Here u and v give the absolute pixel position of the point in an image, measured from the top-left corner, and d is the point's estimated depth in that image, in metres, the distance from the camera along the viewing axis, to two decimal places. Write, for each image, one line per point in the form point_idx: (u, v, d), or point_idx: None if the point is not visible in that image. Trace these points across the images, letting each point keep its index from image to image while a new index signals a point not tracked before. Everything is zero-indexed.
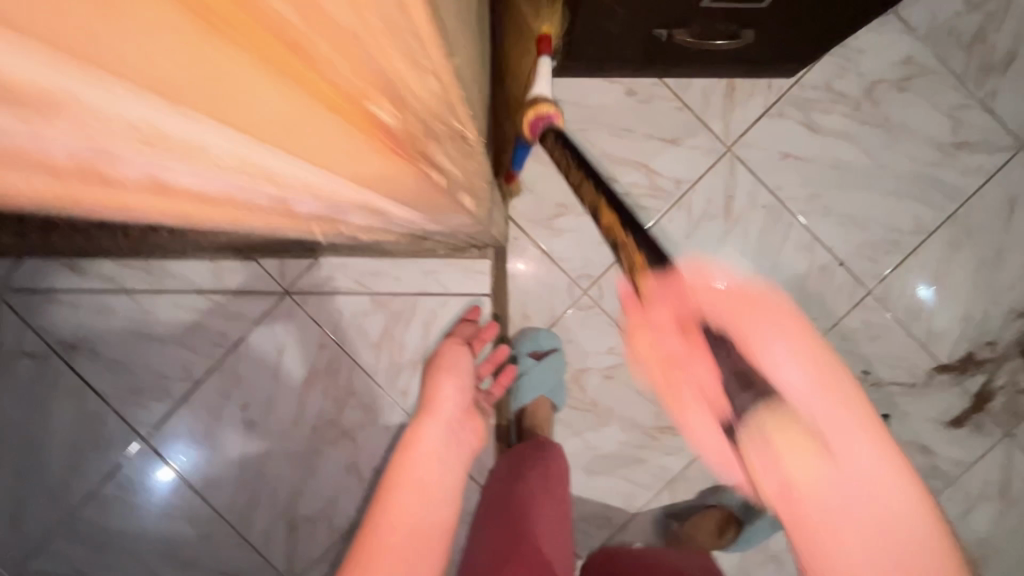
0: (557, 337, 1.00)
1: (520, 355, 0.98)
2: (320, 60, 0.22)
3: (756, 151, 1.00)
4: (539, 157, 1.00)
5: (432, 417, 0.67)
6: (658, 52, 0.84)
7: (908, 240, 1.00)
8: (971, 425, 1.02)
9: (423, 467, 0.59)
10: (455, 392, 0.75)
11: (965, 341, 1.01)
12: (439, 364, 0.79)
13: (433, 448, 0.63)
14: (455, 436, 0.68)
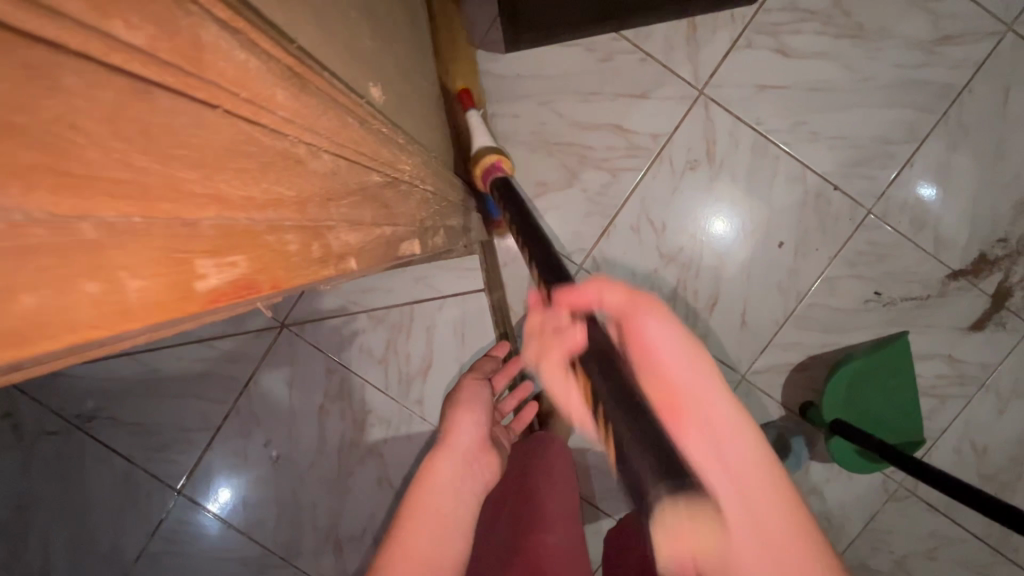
0: None
1: (528, 342, 0.98)
2: (59, 312, 0.16)
3: (730, 89, 0.96)
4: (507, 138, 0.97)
5: (447, 451, 0.63)
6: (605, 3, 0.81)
7: (902, 150, 0.96)
8: (993, 325, 0.99)
9: (437, 499, 0.57)
10: (472, 426, 0.69)
11: (976, 243, 0.98)
12: (454, 398, 0.73)
13: (449, 482, 0.60)
14: (472, 472, 0.64)
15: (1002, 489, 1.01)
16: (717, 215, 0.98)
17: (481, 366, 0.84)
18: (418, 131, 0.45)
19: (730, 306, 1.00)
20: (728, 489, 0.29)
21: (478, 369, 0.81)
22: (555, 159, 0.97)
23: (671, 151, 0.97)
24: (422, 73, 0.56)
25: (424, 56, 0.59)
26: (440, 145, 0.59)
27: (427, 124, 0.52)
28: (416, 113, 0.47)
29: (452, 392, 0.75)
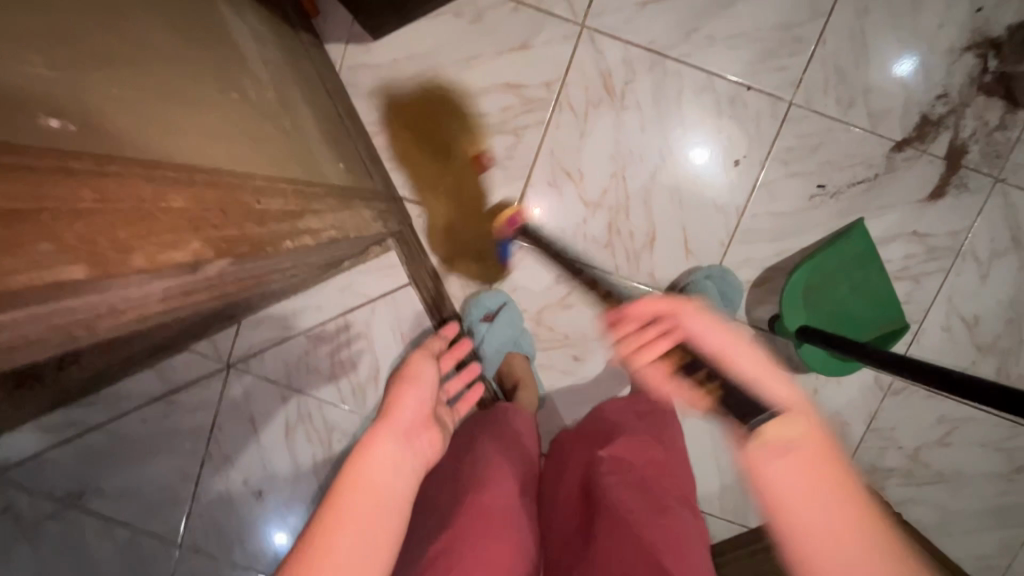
0: (501, 292, 0.96)
1: (473, 324, 0.95)
2: None
3: (612, 15, 0.90)
4: (403, 127, 0.95)
5: (387, 425, 0.57)
6: None
7: (809, 30, 0.89)
8: (954, 189, 0.92)
9: (371, 474, 0.50)
10: (416, 402, 0.65)
11: (915, 107, 0.90)
12: (401, 373, 0.71)
13: (389, 457, 0.53)
14: (415, 446, 0.58)
15: (1002, 356, 0.95)
16: (631, 149, 0.94)
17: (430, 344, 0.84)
18: (197, 144, 0.45)
19: (671, 238, 0.95)
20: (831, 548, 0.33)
21: (426, 348, 0.81)
22: (455, 135, 0.95)
23: (568, 94, 0.92)
24: (234, 86, 0.56)
25: (232, 68, 0.57)
26: (273, 155, 0.58)
27: (231, 135, 0.51)
28: (204, 128, 0.47)
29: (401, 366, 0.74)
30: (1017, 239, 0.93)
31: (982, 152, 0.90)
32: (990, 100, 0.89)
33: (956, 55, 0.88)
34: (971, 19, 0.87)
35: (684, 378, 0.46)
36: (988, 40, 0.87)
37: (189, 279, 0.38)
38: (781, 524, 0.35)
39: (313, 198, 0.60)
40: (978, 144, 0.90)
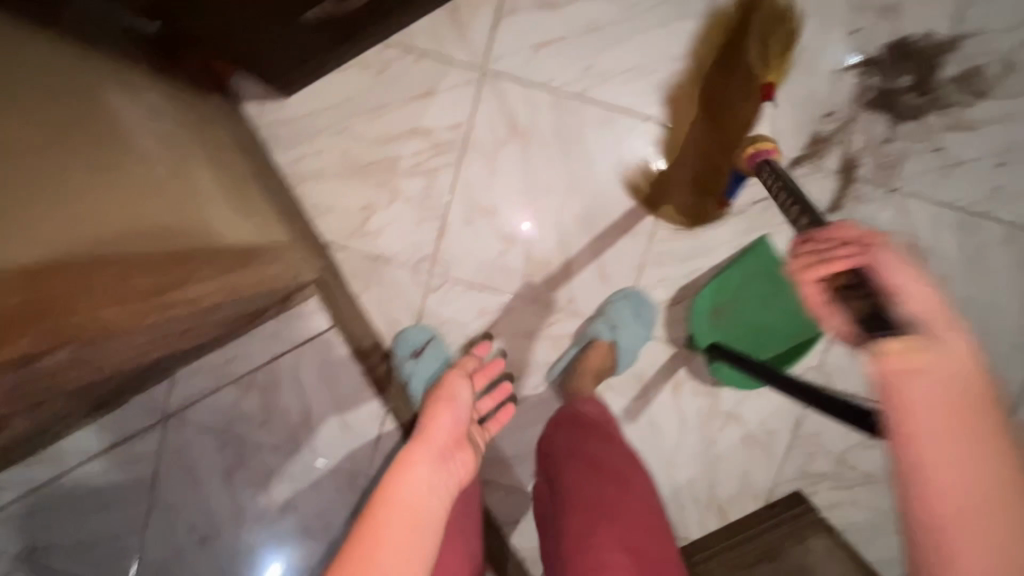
0: (426, 327, 0.99)
1: (401, 359, 0.98)
2: None
3: (509, 58, 0.95)
4: (322, 176, 0.99)
5: (422, 443, 0.60)
6: (352, 28, 0.82)
7: (697, 60, 0.93)
8: (853, 200, 0.95)
9: (411, 488, 0.52)
10: (451, 424, 0.67)
11: (806, 126, 0.94)
12: (436, 395, 0.73)
13: (421, 479, 0.54)
14: (447, 464, 0.60)
15: None
16: (539, 181, 0.98)
17: (463, 366, 0.85)
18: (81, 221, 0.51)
19: (585, 263, 0.99)
20: (925, 424, 0.34)
21: (460, 368, 0.80)
22: (372, 180, 0.99)
23: (476, 136, 0.97)
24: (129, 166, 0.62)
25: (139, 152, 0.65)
26: (172, 216, 0.66)
27: (119, 209, 0.57)
28: (88, 207, 0.53)
29: (436, 389, 0.75)
30: (919, 243, 0.96)
31: (875, 163, 0.94)
32: (877, 114, 0.93)
33: (839, 74, 0.92)
34: (848, 40, 0.91)
35: (904, 270, 0.56)
36: (868, 59, 0.92)
37: (38, 361, 0.44)
38: (893, 401, 0.35)
39: (225, 258, 0.72)
40: (870, 156, 0.94)
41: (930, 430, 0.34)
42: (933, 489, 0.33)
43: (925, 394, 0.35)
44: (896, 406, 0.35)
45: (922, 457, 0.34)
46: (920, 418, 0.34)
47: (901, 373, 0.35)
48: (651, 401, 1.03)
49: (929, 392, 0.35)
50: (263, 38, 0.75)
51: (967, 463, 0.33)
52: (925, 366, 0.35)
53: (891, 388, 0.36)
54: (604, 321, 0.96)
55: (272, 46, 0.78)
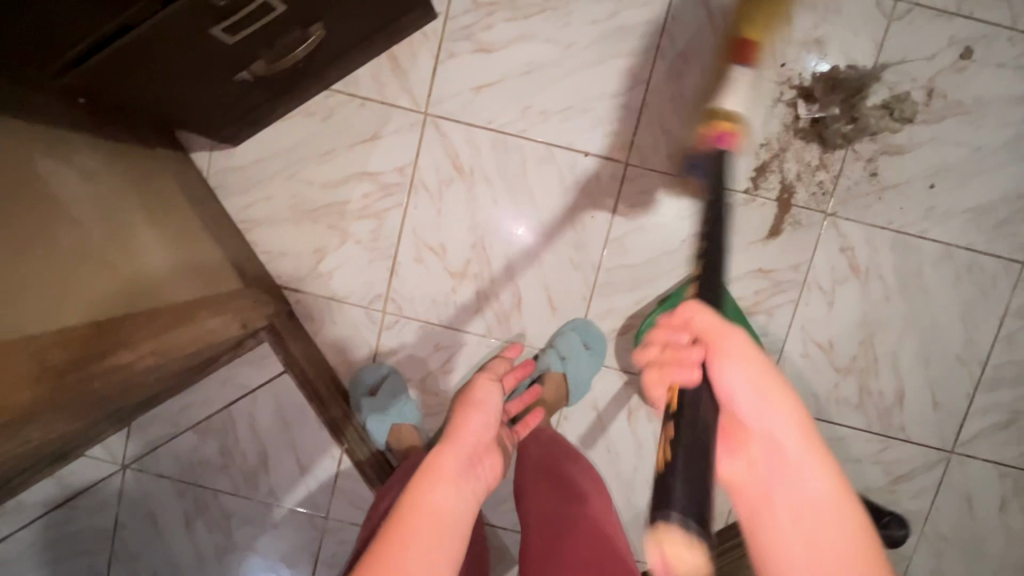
0: (382, 364, 1.01)
1: (357, 396, 0.99)
2: None
3: (450, 101, 0.97)
4: (273, 221, 1.01)
5: (450, 446, 0.64)
6: (288, 79, 0.85)
7: (632, 96, 0.96)
8: (790, 226, 0.98)
9: (440, 498, 0.55)
10: (480, 425, 0.71)
11: (742, 156, 0.97)
12: (465, 399, 0.76)
13: (446, 485, 0.58)
14: (474, 466, 0.64)
15: (859, 375, 1.01)
16: (486, 220, 1.00)
17: (494, 367, 0.88)
18: (32, 322, 0.55)
19: (534, 298, 1.01)
20: (799, 537, 0.45)
21: (490, 371, 0.85)
22: (322, 223, 1.01)
23: (421, 177, 0.99)
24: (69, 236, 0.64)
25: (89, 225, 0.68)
26: (118, 285, 0.69)
27: (64, 291, 0.60)
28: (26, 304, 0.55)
29: (466, 391, 0.78)
30: (855, 265, 0.99)
31: (808, 190, 0.97)
32: (808, 143, 0.96)
33: (770, 106, 0.95)
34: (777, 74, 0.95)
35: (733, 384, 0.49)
36: (797, 91, 0.95)
37: None
38: (772, 514, 0.47)
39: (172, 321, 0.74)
40: (804, 185, 0.97)
41: (800, 530, 0.45)
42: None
43: (789, 498, 0.46)
44: (772, 519, 0.47)
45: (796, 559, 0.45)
46: (790, 527, 0.46)
47: (780, 481, 0.47)
48: (606, 429, 1.04)
49: (793, 508, 0.46)
50: (200, 100, 0.78)
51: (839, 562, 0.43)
52: (798, 478, 0.46)
53: (762, 498, 0.47)
54: (555, 351, 0.98)
55: (209, 105, 0.81)
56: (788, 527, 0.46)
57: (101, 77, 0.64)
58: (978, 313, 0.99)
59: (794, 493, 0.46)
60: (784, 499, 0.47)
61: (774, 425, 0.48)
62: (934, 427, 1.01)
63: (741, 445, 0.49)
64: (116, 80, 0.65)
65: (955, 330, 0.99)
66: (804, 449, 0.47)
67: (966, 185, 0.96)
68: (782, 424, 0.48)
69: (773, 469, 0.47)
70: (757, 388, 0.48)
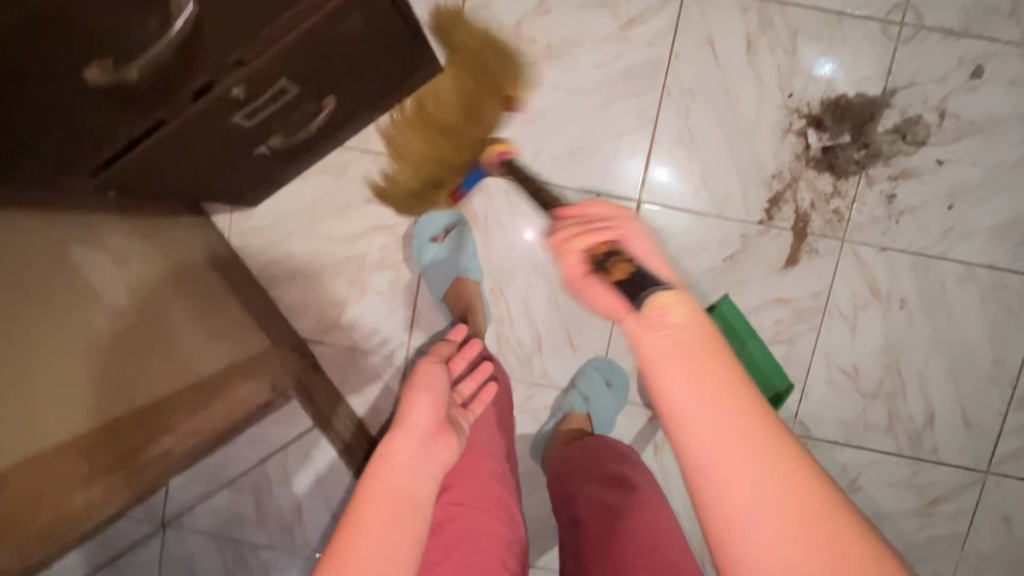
0: (458, 212, 0.99)
1: (424, 243, 0.99)
2: None
3: None
4: (294, 277, 1.03)
5: (402, 431, 0.59)
6: (300, 148, 0.88)
7: (640, 136, 0.96)
8: (807, 254, 0.98)
9: (396, 481, 0.51)
10: (430, 408, 0.67)
11: (753, 188, 0.97)
12: (414, 383, 0.72)
13: (404, 464, 0.54)
14: (429, 448, 0.59)
15: (886, 399, 1.00)
16: (501, 265, 1.01)
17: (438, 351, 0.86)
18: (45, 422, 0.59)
19: (555, 338, 1.02)
20: (709, 451, 0.32)
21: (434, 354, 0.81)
22: (343, 277, 1.03)
23: (437, 227, 1.01)
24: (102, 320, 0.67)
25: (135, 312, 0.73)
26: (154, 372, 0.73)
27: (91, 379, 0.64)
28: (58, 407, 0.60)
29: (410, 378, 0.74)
30: (876, 289, 0.98)
31: (823, 219, 0.97)
32: (820, 172, 0.95)
33: (780, 137, 0.95)
34: (785, 104, 0.94)
35: (604, 288, 0.42)
36: (806, 120, 0.95)
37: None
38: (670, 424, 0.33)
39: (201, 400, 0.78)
40: (819, 213, 0.97)
41: (704, 433, 0.32)
42: (729, 511, 0.31)
43: (688, 397, 0.33)
44: (672, 428, 0.33)
45: (715, 487, 0.32)
46: (706, 441, 0.32)
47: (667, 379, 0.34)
48: None
49: (700, 396, 0.33)
50: (216, 179, 0.81)
51: (750, 474, 0.31)
52: (697, 363, 0.34)
53: (665, 398, 0.34)
54: (577, 391, 1.00)
55: (227, 181, 0.84)
56: (699, 437, 0.32)
57: (126, 178, 0.67)
58: (1007, 332, 0.98)
59: (687, 373, 0.34)
60: (684, 394, 0.33)
61: (711, 430, 0.32)
62: (966, 448, 1.00)
63: (660, 360, 0.35)
64: (140, 175, 0.68)
65: (983, 351, 0.98)
66: (715, 353, 0.34)
67: (985, 203, 0.95)
68: (722, 423, 0.32)
69: (656, 356, 0.35)
70: (709, 367, 0.34)
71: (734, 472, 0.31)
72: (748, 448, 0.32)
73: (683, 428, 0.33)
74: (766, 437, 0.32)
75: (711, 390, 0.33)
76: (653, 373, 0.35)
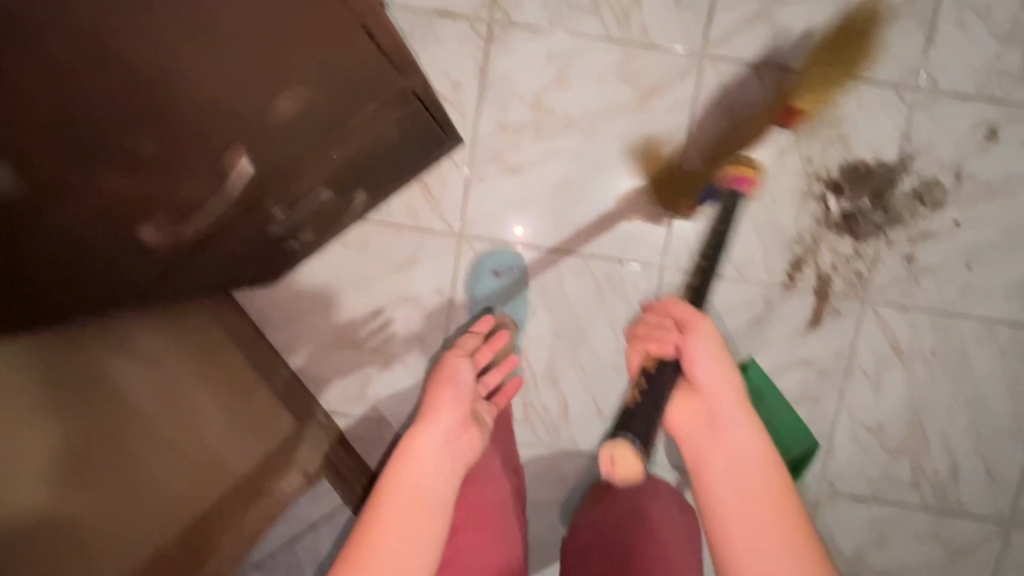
0: (515, 251, 0.99)
1: (482, 272, 1.00)
2: None
3: (482, 223, 0.99)
4: (317, 351, 1.02)
5: (426, 426, 0.68)
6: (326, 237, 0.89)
7: (662, 203, 0.97)
8: (829, 315, 0.99)
9: (425, 477, 0.60)
10: (454, 403, 0.75)
11: (775, 252, 0.97)
12: (437, 379, 0.80)
13: (429, 456, 0.64)
14: (451, 445, 0.68)
15: (911, 455, 1.01)
16: (526, 332, 1.01)
17: (465, 344, 0.91)
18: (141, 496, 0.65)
19: (582, 404, 1.02)
20: (728, 495, 0.52)
21: (460, 348, 0.89)
22: (367, 349, 1.02)
23: (461, 298, 1.00)
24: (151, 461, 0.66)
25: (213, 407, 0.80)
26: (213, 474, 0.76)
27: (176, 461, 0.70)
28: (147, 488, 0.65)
29: (434, 373, 0.83)
30: (897, 348, 0.99)
31: (845, 280, 0.98)
32: (840, 235, 0.96)
33: (799, 202, 0.96)
34: (804, 169, 0.95)
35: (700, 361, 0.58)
36: (825, 185, 0.96)
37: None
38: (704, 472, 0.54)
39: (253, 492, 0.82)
40: (839, 275, 0.98)
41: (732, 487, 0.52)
42: (740, 535, 0.50)
43: (720, 462, 0.54)
44: (706, 479, 0.54)
45: (729, 519, 0.51)
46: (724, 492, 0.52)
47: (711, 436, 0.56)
48: None
49: (730, 463, 0.53)
50: (250, 275, 0.82)
51: (761, 519, 0.50)
52: (729, 437, 0.55)
53: (701, 455, 0.55)
54: (606, 450, 1.04)
55: (258, 274, 0.85)
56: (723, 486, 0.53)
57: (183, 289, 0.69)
58: None
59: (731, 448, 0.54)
60: (720, 457, 0.54)
61: (717, 450, 0.54)
62: (990, 499, 1.02)
63: (711, 438, 0.55)
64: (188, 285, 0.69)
65: (1004, 405, 1.00)
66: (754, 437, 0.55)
67: (1001, 262, 0.97)
68: (730, 446, 0.54)
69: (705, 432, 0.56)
70: (750, 451, 0.54)
71: (744, 508, 0.51)
72: (742, 461, 0.53)
73: (713, 475, 0.54)
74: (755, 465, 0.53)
75: (738, 459, 0.54)
76: (701, 445, 0.56)
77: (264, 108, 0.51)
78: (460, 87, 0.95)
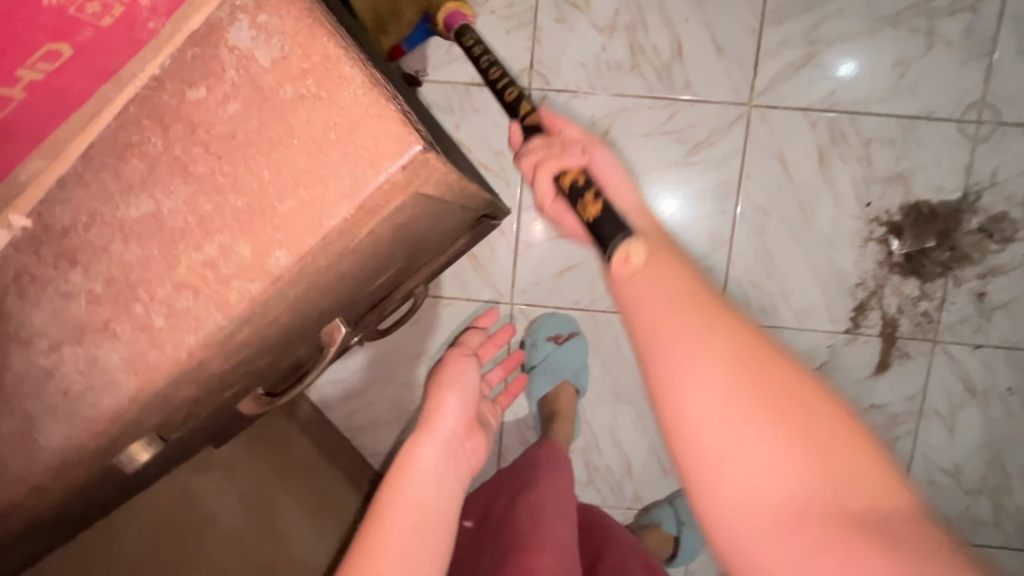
0: (569, 317, 0.98)
1: (538, 343, 0.96)
2: None
3: (532, 289, 0.98)
4: (377, 424, 1.02)
5: (429, 434, 0.67)
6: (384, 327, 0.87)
7: (715, 257, 0.94)
8: (897, 358, 0.96)
9: (420, 494, 0.59)
10: (458, 407, 0.73)
11: (837, 298, 0.95)
12: (439, 377, 0.76)
13: (429, 468, 0.63)
14: (455, 455, 0.67)
15: (992, 495, 0.98)
16: (585, 396, 0.99)
17: (470, 341, 0.88)
18: None
19: (645, 462, 1.01)
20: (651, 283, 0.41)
21: (463, 345, 0.85)
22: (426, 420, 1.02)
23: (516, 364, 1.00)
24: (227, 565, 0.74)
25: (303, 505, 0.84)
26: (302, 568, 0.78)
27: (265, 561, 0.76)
28: None
29: (437, 368, 0.79)
30: (972, 387, 0.96)
31: (912, 322, 0.94)
32: (905, 278, 0.93)
33: (860, 246, 0.93)
34: (863, 214, 0.92)
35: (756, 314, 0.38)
36: (887, 227, 0.92)
37: None
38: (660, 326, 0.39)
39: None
40: (906, 317, 0.94)
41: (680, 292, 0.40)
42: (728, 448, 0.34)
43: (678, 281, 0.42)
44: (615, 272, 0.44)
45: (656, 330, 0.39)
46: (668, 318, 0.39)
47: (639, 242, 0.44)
48: None
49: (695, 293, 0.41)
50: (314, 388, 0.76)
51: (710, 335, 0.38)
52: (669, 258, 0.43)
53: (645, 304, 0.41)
54: (673, 510, 0.99)
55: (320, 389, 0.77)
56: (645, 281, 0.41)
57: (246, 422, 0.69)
58: None
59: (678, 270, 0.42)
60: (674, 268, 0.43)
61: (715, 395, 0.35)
62: None
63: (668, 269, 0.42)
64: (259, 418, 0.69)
65: None
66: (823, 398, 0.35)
67: None
68: (670, 303, 0.39)
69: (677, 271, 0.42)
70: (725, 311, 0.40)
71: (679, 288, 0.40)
72: (817, 491, 0.32)
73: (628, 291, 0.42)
74: (713, 327, 0.37)
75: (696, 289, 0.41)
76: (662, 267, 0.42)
77: (362, 285, 0.46)
78: (503, 156, 0.94)
